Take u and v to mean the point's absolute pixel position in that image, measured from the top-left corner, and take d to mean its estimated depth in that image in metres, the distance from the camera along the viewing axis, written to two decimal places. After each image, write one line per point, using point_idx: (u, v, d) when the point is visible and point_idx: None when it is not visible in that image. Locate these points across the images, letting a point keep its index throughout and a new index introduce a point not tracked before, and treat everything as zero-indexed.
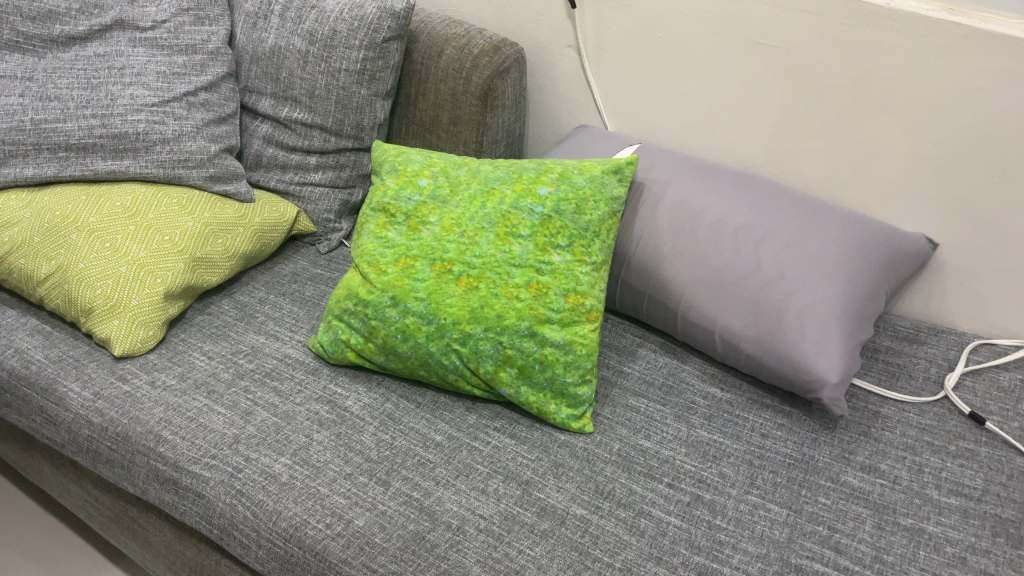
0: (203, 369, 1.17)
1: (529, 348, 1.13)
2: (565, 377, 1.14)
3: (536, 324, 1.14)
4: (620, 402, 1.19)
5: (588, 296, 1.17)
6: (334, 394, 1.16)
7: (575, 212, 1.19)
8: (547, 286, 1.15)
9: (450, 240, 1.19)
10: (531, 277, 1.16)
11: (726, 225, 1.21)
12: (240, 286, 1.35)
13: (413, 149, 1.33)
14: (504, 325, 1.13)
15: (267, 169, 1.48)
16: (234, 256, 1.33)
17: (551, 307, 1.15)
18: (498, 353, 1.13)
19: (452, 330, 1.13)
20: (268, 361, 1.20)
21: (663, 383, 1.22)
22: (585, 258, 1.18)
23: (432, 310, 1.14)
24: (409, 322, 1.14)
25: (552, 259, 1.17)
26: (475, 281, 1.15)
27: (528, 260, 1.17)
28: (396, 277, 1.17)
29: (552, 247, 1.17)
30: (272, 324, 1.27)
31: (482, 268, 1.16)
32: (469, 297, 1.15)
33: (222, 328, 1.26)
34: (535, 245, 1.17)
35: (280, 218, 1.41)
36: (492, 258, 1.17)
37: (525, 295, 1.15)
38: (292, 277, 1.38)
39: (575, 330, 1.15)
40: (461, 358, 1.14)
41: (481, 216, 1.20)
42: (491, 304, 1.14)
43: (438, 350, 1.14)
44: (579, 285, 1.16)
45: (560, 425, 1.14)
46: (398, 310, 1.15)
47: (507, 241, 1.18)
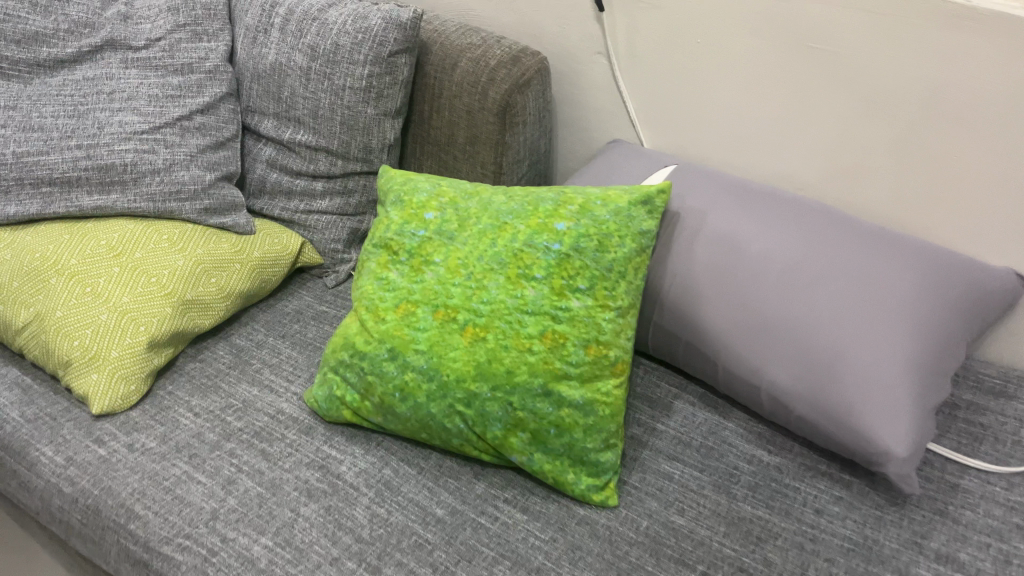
0: (187, 429, 1.07)
1: (543, 410, 0.99)
2: (585, 443, 1.00)
3: (550, 381, 1.00)
4: (651, 467, 1.05)
5: (612, 347, 1.02)
6: (327, 459, 1.04)
7: (596, 250, 1.04)
8: (565, 336, 1.02)
9: (455, 283, 1.05)
10: (546, 327, 1.02)
11: (775, 262, 1.04)
12: (238, 328, 1.25)
13: (422, 175, 1.20)
14: (515, 384, 1.00)
15: (272, 196, 1.37)
16: (230, 296, 1.22)
17: (569, 362, 1.01)
18: (507, 416, 0.99)
19: (456, 389, 1.00)
20: (259, 419, 1.09)
21: (701, 445, 1.07)
22: (609, 303, 1.03)
23: (434, 365, 1.01)
24: (408, 379, 1.02)
25: (570, 305, 1.02)
26: (481, 331, 1.02)
27: (543, 307, 1.02)
28: (394, 326, 1.04)
29: (570, 291, 1.03)
30: (267, 373, 1.16)
31: (491, 316, 1.02)
32: (475, 351, 1.01)
33: (213, 378, 1.15)
34: (551, 288, 1.03)
35: (283, 251, 1.29)
36: (500, 304, 1.03)
37: (539, 347, 1.01)
38: (294, 316, 1.27)
39: (596, 386, 1.01)
40: (465, 422, 1.00)
41: (490, 256, 1.05)
42: (499, 359, 1.01)
43: (440, 411, 1.00)
44: (601, 335, 1.02)
45: (579, 498, 1.00)
46: (397, 365, 1.02)
47: (519, 284, 1.03)
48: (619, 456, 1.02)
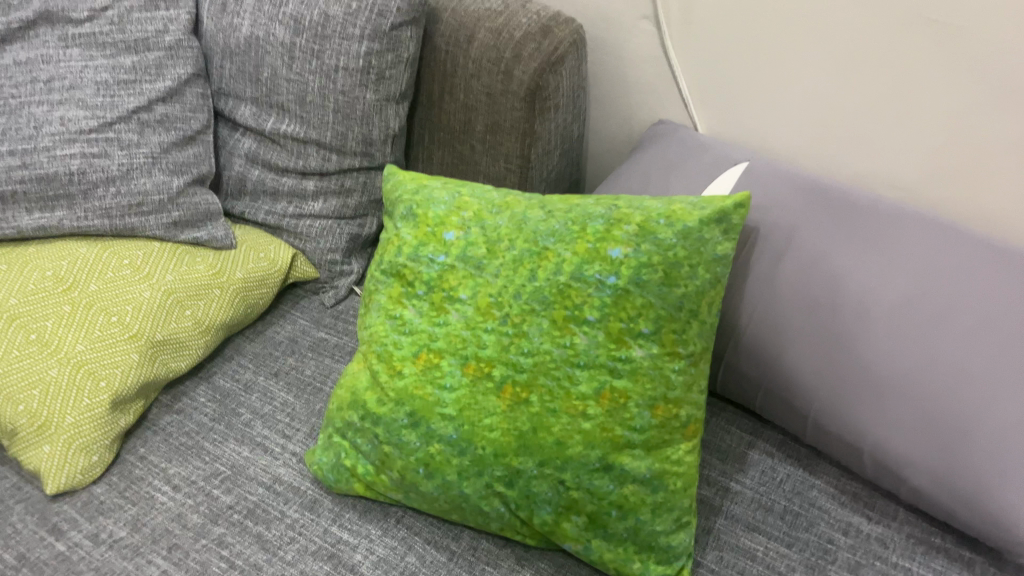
0: (164, 509, 0.88)
1: (601, 488, 0.81)
2: (654, 526, 0.81)
3: (610, 453, 0.81)
4: (728, 542, 0.87)
5: (683, 405, 0.83)
6: (337, 546, 0.86)
7: (662, 284, 0.83)
8: (626, 395, 0.82)
9: (488, 328, 0.85)
10: (602, 383, 0.82)
11: (879, 293, 0.85)
12: (222, 365, 1.04)
13: (438, 180, 0.98)
14: (567, 457, 0.81)
15: (254, 197, 1.15)
16: (209, 329, 1.02)
17: (632, 428, 0.82)
18: (558, 497, 0.81)
19: (494, 465, 0.81)
20: (252, 491, 0.90)
21: (785, 510, 0.90)
22: (678, 350, 0.83)
23: (466, 435, 0.82)
24: (434, 452, 0.82)
25: (631, 354, 0.83)
26: (523, 391, 0.83)
27: (598, 358, 0.82)
28: (414, 383, 0.85)
29: (631, 337, 0.83)
30: (259, 426, 0.97)
31: (533, 372, 0.83)
32: (517, 416, 0.82)
33: (194, 435, 0.96)
34: (608, 335, 0.83)
35: (270, 267, 1.09)
36: (545, 355, 0.83)
37: (594, 409, 0.82)
38: (287, 346, 1.07)
39: (665, 455, 0.83)
40: (507, 504, 0.82)
41: (530, 293, 0.85)
42: (547, 426, 0.81)
43: (476, 493, 0.82)
44: (670, 391, 0.83)
45: None
46: (420, 434, 0.83)
47: (567, 329, 0.83)
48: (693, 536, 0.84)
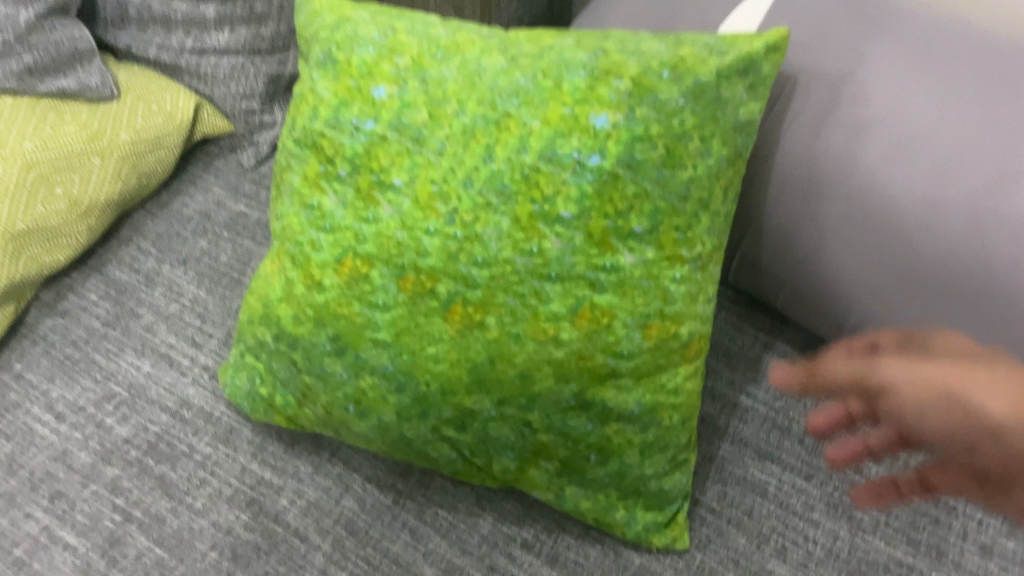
0: (46, 446, 0.72)
1: (576, 429, 0.64)
2: (642, 469, 0.66)
3: (590, 386, 0.63)
4: (732, 474, 0.73)
5: (683, 321, 0.64)
6: (258, 489, 0.70)
7: (662, 167, 0.60)
8: (611, 313, 0.62)
9: (430, 228, 0.62)
10: (578, 300, 0.61)
11: (915, 153, 0.62)
12: (116, 250, 0.85)
13: (364, 11, 0.70)
14: (533, 394, 0.63)
15: (141, 26, 0.87)
16: (90, 210, 0.81)
17: (616, 355, 0.62)
18: (523, 441, 0.65)
19: (441, 404, 0.64)
20: (154, 419, 0.74)
21: (805, 434, 0.74)
22: (680, 253, 0.63)
23: (404, 368, 0.63)
24: (366, 388, 0.65)
25: (619, 261, 0.61)
26: (476, 312, 0.62)
27: (574, 268, 0.61)
28: (338, 299, 0.65)
29: (618, 239, 0.61)
30: (162, 333, 0.79)
31: (488, 288, 0.62)
32: (468, 343, 0.62)
33: (82, 346, 0.78)
34: (587, 235, 0.61)
35: (166, 124, 0.86)
36: (504, 266, 0.61)
37: (569, 333, 0.61)
38: (198, 224, 0.87)
39: (659, 384, 0.64)
40: (460, 450, 0.67)
41: (484, 179, 0.61)
42: (507, 357, 0.62)
43: (420, 436, 0.66)
44: (667, 306, 0.63)
45: (632, 539, 0.69)
46: (349, 364, 0.65)
47: (534, 231, 0.61)
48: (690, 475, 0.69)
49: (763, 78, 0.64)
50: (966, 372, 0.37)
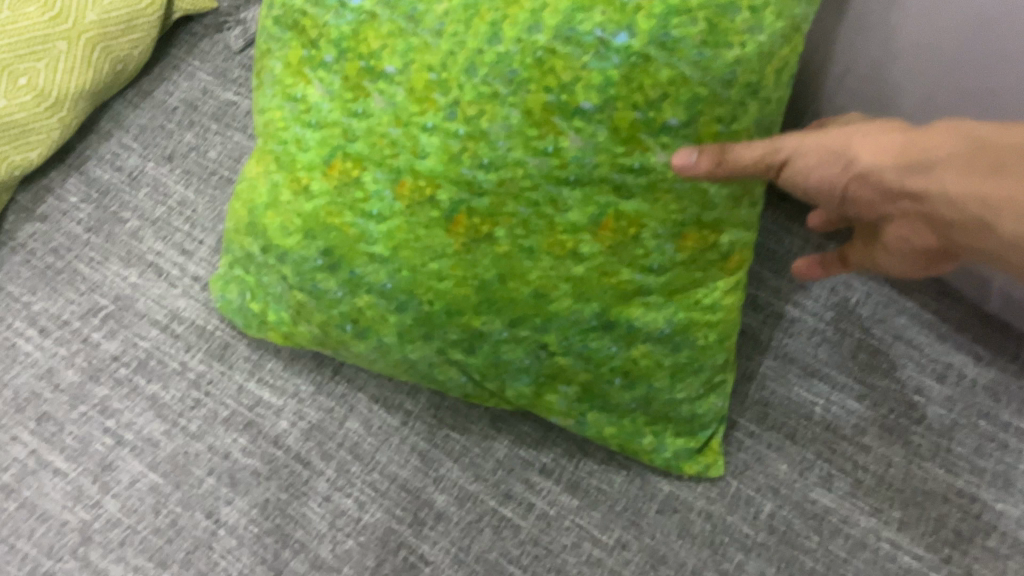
0: (30, 364, 0.67)
1: (599, 352, 0.56)
2: (672, 394, 0.59)
3: (614, 305, 0.55)
4: (774, 393, 0.66)
5: (725, 229, 0.55)
6: (255, 411, 0.65)
7: (704, 46, 0.48)
8: (639, 222, 0.52)
9: (428, 125, 0.53)
10: (600, 209, 0.52)
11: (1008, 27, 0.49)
12: (95, 147, 0.77)
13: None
14: (549, 314, 0.55)
15: None
16: (60, 102, 0.73)
17: (644, 270, 0.54)
18: (538, 365, 0.57)
19: (447, 325, 0.56)
20: (143, 334, 0.68)
21: (858, 348, 0.66)
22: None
23: (404, 286, 0.55)
24: (364, 306, 0.57)
25: (649, 162, 0.51)
26: (484, 223, 0.53)
27: (597, 171, 0.51)
28: (327, 207, 0.56)
29: (649, 135, 0.50)
30: (149, 240, 0.73)
31: (497, 196, 0.53)
32: (475, 259, 0.54)
33: (64, 255, 0.72)
34: (613, 131, 0.50)
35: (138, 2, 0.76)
36: (514, 169, 0.52)
37: (590, 247, 0.53)
38: (183, 116, 0.78)
39: (694, 301, 0.56)
40: (469, 374, 0.59)
41: (489, 64, 0.50)
42: (520, 274, 0.54)
43: (425, 358, 0.59)
44: (706, 213, 0.53)
45: (661, 467, 0.63)
46: (343, 281, 0.57)
47: (549, 126, 0.50)
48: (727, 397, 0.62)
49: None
50: (850, 136, 0.46)
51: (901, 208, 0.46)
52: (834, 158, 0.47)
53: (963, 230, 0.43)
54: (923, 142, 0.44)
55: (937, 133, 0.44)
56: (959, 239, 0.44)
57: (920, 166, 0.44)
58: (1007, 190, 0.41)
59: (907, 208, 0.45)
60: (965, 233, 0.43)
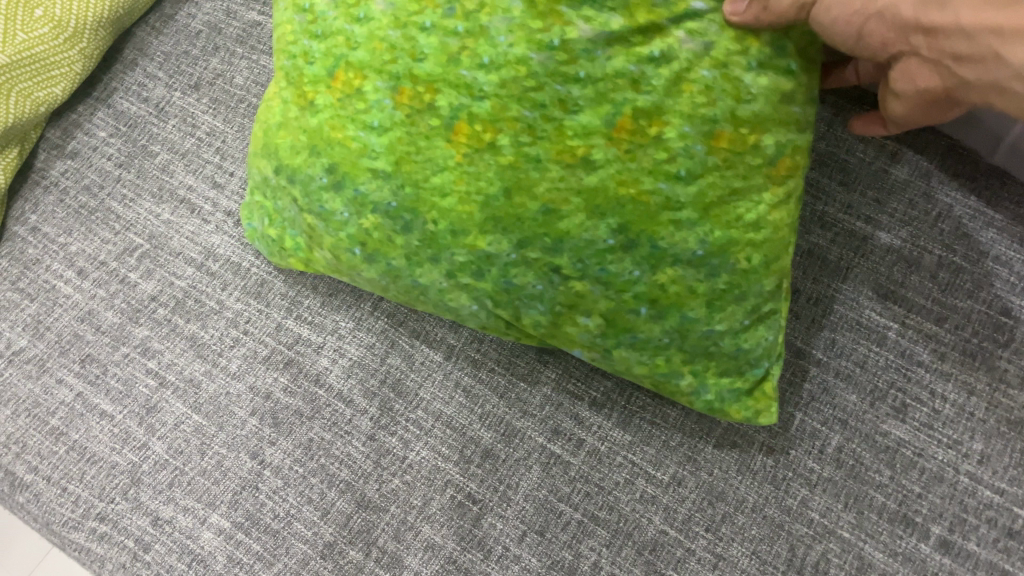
0: (70, 306, 0.66)
1: (619, 278, 0.48)
2: (709, 326, 0.50)
3: (636, 221, 0.47)
4: (843, 319, 0.61)
5: (767, 128, 0.47)
6: (295, 349, 0.64)
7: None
8: (661, 118, 0.46)
9: (426, 25, 0.48)
10: (615, 108, 0.46)
11: None
12: (121, 78, 0.75)
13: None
14: (563, 234, 0.47)
15: None
16: (79, 33, 0.70)
17: (670, 178, 0.47)
18: (556, 294, 0.49)
19: (453, 247, 0.49)
20: (178, 273, 0.67)
21: (938, 267, 0.60)
22: (757, 32, 0.47)
23: (409, 202, 0.49)
24: (369, 227, 0.51)
25: (670, 49, 0.46)
26: (487, 130, 0.47)
27: (610, 64, 0.46)
28: (331, 119, 0.50)
29: (670, 21, 0.47)
30: (179, 174, 0.70)
31: (498, 101, 0.47)
32: (479, 171, 0.47)
33: (97, 193, 0.70)
34: (628, 21, 0.46)
35: None
36: (516, 68, 0.46)
37: (604, 153, 0.46)
38: (207, 40, 0.75)
39: (731, 216, 0.48)
40: (483, 304, 0.52)
41: None
42: (527, 187, 0.47)
43: (436, 286, 0.52)
44: (739, 108, 0.47)
45: (708, 412, 0.55)
46: (347, 202, 0.51)
47: (554, 18, 0.46)
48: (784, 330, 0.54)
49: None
50: None
51: (911, 46, 0.45)
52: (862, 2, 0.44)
53: (965, 64, 0.43)
54: None
55: None
56: (968, 74, 0.43)
57: (934, 4, 0.42)
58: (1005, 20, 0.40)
59: (919, 43, 0.44)
60: (969, 67, 0.43)
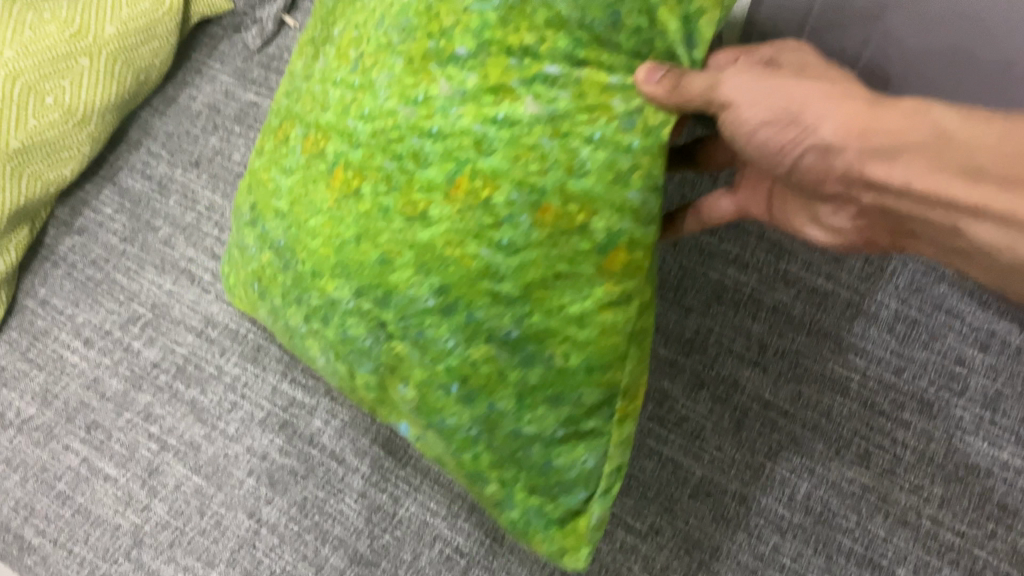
0: (77, 374, 0.70)
1: (427, 347, 0.44)
2: (518, 425, 0.45)
3: (456, 286, 0.42)
4: (809, 371, 0.64)
5: (600, 210, 0.41)
6: (290, 411, 0.67)
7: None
8: (494, 183, 0.41)
9: (337, 79, 0.47)
10: (457, 165, 0.42)
11: None
12: (126, 157, 0.80)
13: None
14: (389, 289, 0.44)
15: None
16: (87, 118, 0.74)
17: (492, 245, 0.41)
18: (382, 356, 0.46)
19: (311, 291, 0.47)
20: (179, 341, 0.70)
21: (895, 320, 0.64)
22: (610, 103, 0.42)
23: (290, 243, 0.48)
24: (265, 263, 0.51)
25: (515, 112, 0.41)
26: (355, 179, 0.45)
27: (459, 122, 0.42)
28: (264, 163, 0.52)
29: (521, 83, 0.41)
30: (180, 247, 0.74)
31: (370, 144, 0.44)
32: (342, 215, 0.45)
33: (102, 266, 0.74)
34: (482, 80, 0.42)
35: (156, 12, 0.77)
36: (385, 120, 0.44)
37: (439, 211, 0.42)
38: (207, 121, 0.80)
39: (551, 304, 0.42)
40: (329, 358, 0.50)
41: (394, 13, 0.44)
42: (372, 235, 0.44)
43: (300, 328, 0.50)
44: (569, 180, 0.41)
45: (514, 517, 0.49)
46: (257, 237, 0.52)
47: (424, 74, 0.43)
48: (615, 457, 0.47)
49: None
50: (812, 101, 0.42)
51: (838, 188, 0.44)
52: (790, 128, 0.42)
53: (926, 220, 0.43)
54: (887, 124, 0.40)
55: (897, 116, 0.40)
56: (925, 225, 0.44)
57: (885, 155, 0.41)
58: (977, 193, 0.40)
59: (862, 191, 0.43)
60: (931, 224, 0.43)
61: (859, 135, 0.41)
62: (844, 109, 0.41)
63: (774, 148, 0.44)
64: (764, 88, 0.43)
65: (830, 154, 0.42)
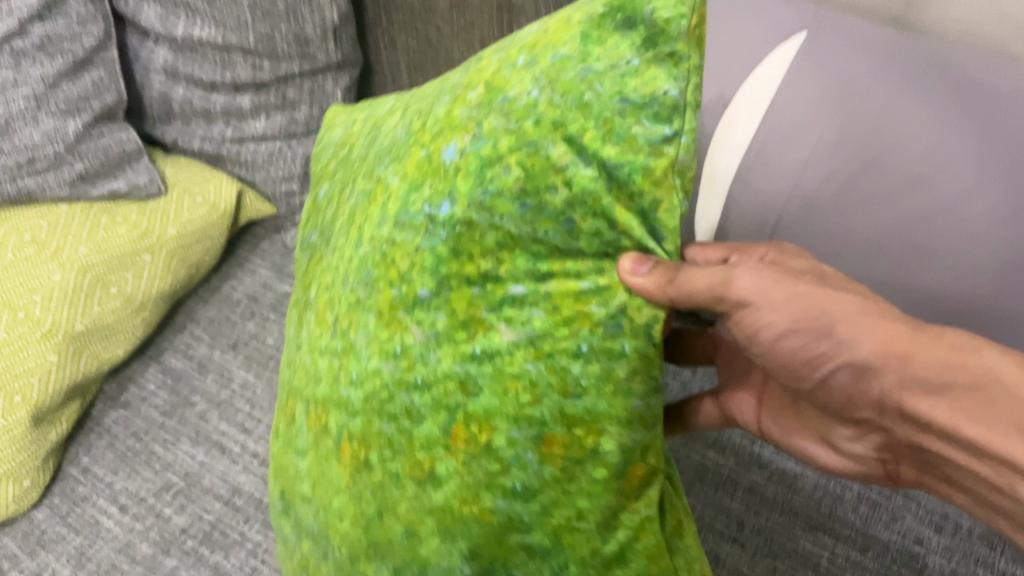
0: (110, 538, 0.75)
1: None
2: None
3: (486, 544, 0.42)
4: (784, 549, 0.70)
5: (607, 428, 0.41)
6: None
7: (518, 197, 0.42)
8: (489, 424, 0.42)
9: (324, 343, 0.52)
10: (450, 416, 0.43)
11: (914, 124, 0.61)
12: (172, 340, 0.90)
13: (341, 125, 0.69)
14: (425, 561, 0.44)
15: (185, 120, 0.92)
16: (142, 305, 0.86)
17: (507, 494, 0.41)
18: None
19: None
20: (207, 507, 0.77)
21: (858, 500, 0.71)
22: (588, 310, 0.41)
23: (323, 527, 0.50)
24: (306, 557, 0.53)
25: (491, 343, 0.42)
26: (360, 449, 0.47)
27: (439, 366, 0.43)
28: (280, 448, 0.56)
29: (489, 309, 0.43)
30: (214, 420, 0.82)
31: (365, 415, 0.47)
32: (360, 494, 0.47)
33: (142, 436, 0.82)
34: (450, 318, 0.43)
35: (211, 217, 0.91)
36: (372, 380, 0.46)
37: (446, 466, 0.43)
38: (247, 309, 0.92)
39: (581, 534, 0.41)
40: None
41: (356, 268, 0.49)
42: (392, 508, 0.45)
43: None
44: (567, 405, 0.41)
45: None
46: (292, 524, 0.54)
47: (395, 325, 0.45)
48: None
49: (671, 25, 0.40)
50: (856, 323, 0.45)
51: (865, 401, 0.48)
52: (822, 341, 0.46)
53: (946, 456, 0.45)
54: (922, 354, 0.43)
55: (938, 350, 0.43)
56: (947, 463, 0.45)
57: (922, 387, 0.44)
58: (989, 436, 0.41)
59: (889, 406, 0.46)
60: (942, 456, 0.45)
61: (900, 357, 0.44)
62: (879, 330, 0.44)
63: (806, 363, 0.48)
64: (786, 293, 0.46)
65: (864, 369, 0.45)
